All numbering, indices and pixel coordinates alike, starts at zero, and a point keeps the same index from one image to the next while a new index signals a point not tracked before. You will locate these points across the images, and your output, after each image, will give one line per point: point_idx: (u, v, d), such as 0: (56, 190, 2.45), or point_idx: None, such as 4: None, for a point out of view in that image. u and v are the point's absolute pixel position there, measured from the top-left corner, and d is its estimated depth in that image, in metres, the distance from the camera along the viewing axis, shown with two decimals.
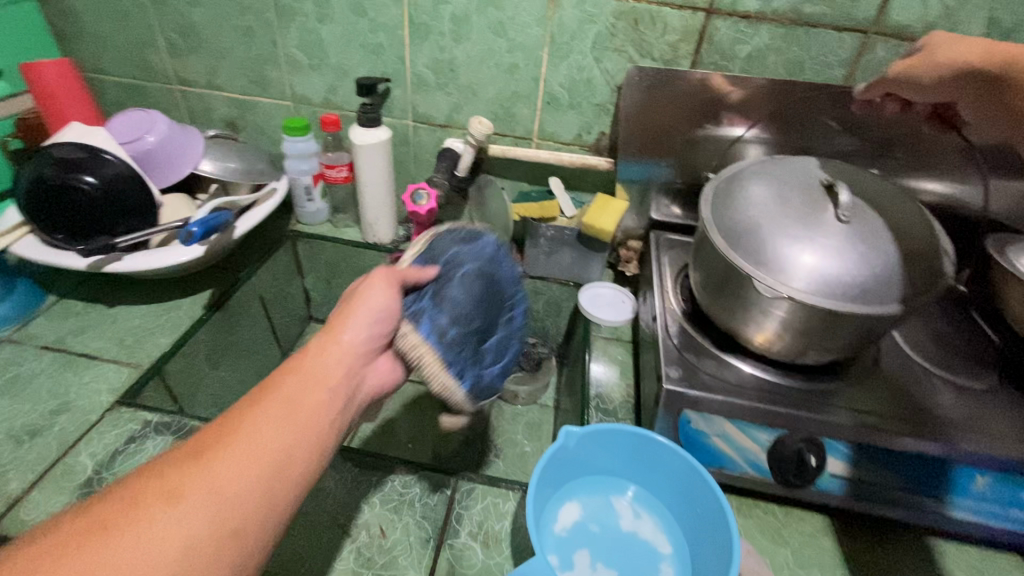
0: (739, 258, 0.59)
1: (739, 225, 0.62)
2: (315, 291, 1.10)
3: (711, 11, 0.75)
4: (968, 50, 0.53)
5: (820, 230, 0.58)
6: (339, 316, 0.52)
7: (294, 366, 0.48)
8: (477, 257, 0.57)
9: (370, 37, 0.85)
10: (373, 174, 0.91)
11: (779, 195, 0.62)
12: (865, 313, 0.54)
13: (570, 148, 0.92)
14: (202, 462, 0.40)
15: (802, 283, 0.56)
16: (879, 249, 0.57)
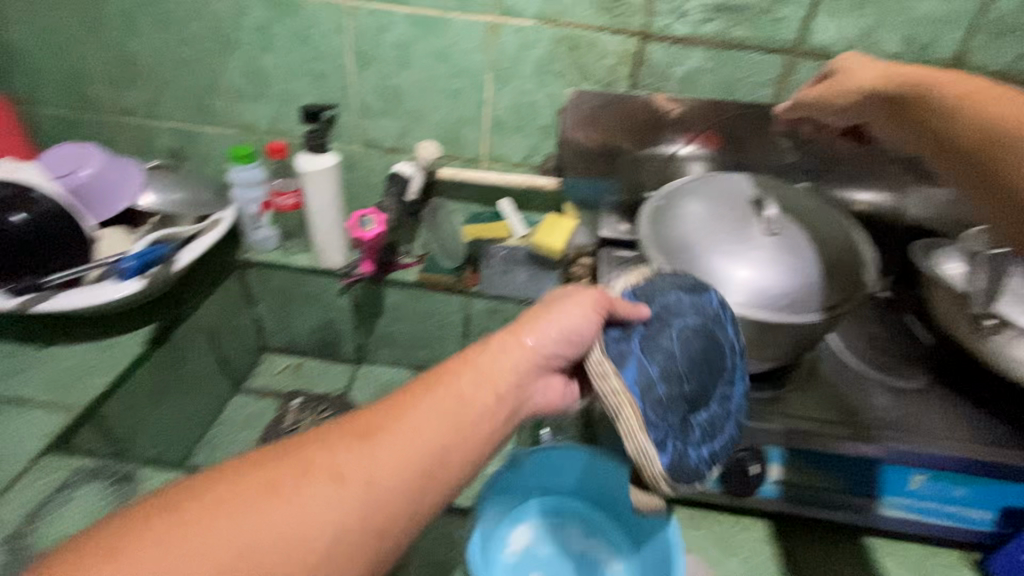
0: (675, 272, 0.60)
1: (675, 239, 0.63)
2: (267, 319, 1.08)
3: (645, 35, 0.78)
4: (875, 75, 0.56)
5: (749, 243, 0.60)
6: (529, 317, 0.51)
7: (477, 363, 0.47)
8: (698, 310, 0.51)
9: (314, 65, 0.86)
10: (322, 200, 0.90)
11: (711, 211, 0.65)
12: (793, 321, 0.57)
13: (519, 169, 0.93)
14: (374, 441, 0.40)
15: (735, 295, 0.58)
16: (805, 260, 0.59)
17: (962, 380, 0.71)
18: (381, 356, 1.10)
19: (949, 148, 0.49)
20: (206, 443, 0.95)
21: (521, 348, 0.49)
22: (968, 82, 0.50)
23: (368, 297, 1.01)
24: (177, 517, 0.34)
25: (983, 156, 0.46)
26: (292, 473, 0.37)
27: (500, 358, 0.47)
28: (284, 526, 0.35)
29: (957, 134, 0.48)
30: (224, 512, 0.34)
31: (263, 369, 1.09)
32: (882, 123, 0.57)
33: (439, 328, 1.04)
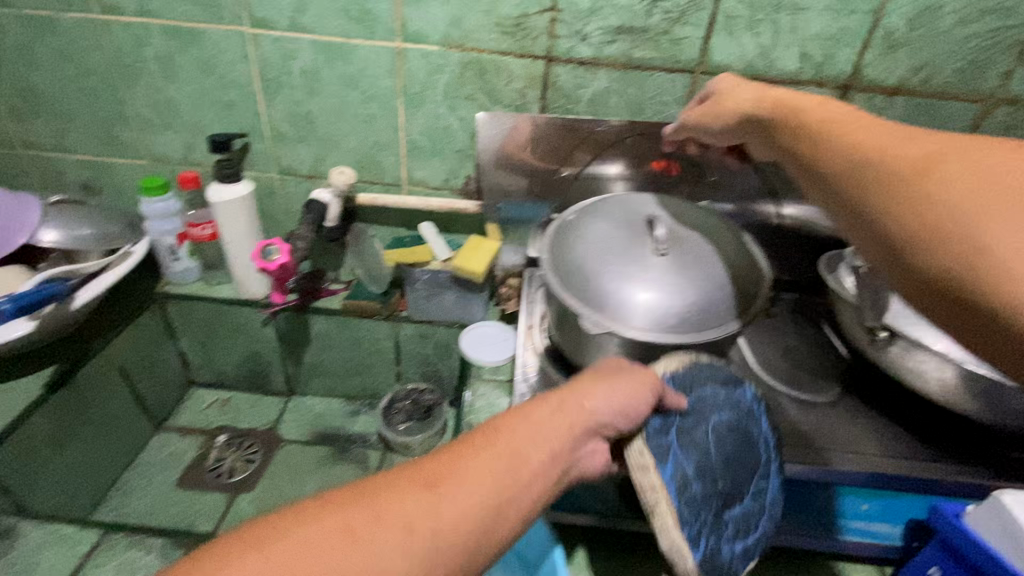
0: (567, 296, 0.60)
1: (570, 261, 0.63)
2: (192, 353, 1.05)
3: (550, 58, 0.78)
4: (749, 101, 0.62)
5: (640, 264, 0.60)
6: (585, 379, 0.48)
7: (547, 411, 0.44)
8: (731, 406, 0.55)
9: (221, 94, 0.84)
10: (236, 229, 0.89)
11: (607, 230, 0.64)
12: (677, 343, 0.57)
13: (440, 193, 0.92)
14: (436, 493, 0.37)
15: (624, 318, 0.58)
16: (694, 280, 0.59)
17: (872, 389, 0.72)
18: (313, 385, 1.08)
19: (808, 164, 0.52)
20: (124, 483, 0.93)
21: (591, 403, 0.46)
22: (825, 107, 0.54)
23: (294, 327, 0.99)
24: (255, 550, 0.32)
25: (827, 173, 0.49)
26: (366, 519, 0.35)
27: (569, 413, 0.45)
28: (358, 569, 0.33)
29: (808, 148, 0.52)
30: (299, 550, 0.32)
31: (189, 405, 1.06)
32: (760, 143, 0.61)
33: (370, 355, 1.02)
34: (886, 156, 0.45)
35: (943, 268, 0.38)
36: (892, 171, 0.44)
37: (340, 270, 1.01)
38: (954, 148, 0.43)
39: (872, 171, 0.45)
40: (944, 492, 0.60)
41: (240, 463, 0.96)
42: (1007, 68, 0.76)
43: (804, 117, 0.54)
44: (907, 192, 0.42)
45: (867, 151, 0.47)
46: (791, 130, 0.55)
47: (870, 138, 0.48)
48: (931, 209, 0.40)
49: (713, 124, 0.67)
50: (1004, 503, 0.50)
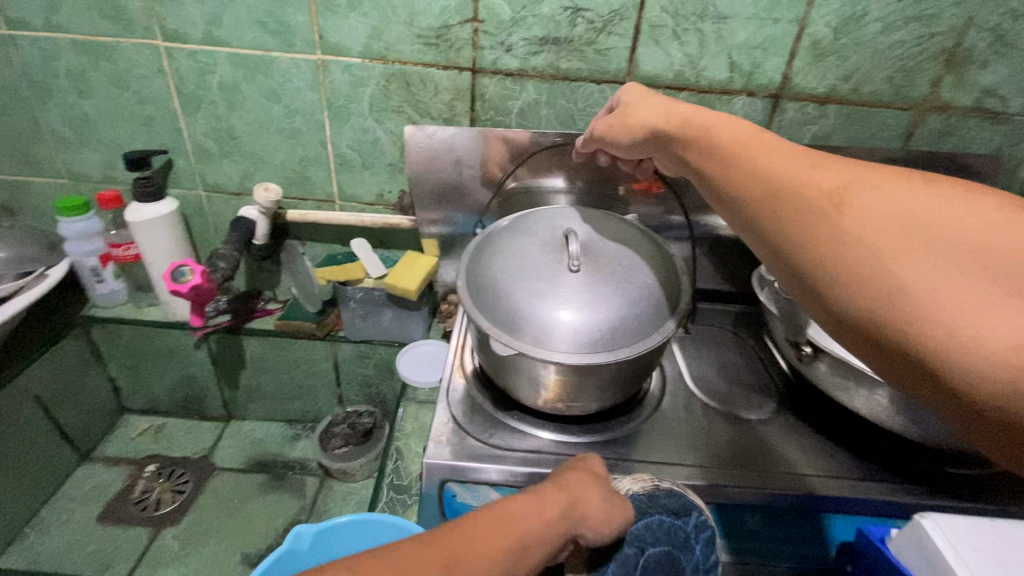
0: (477, 317, 0.58)
1: (484, 281, 0.60)
2: (122, 379, 1.00)
3: (475, 70, 0.76)
4: (657, 117, 0.57)
5: (551, 280, 0.57)
6: (578, 481, 0.47)
7: (537, 502, 0.43)
8: (669, 536, 0.51)
9: (138, 109, 0.81)
10: (159, 249, 0.86)
11: (522, 248, 0.61)
12: (588, 365, 0.54)
13: (374, 209, 0.89)
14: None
15: (533, 338, 0.55)
16: (607, 297, 0.56)
17: (808, 406, 0.69)
18: (252, 410, 1.04)
19: (715, 188, 0.48)
20: (41, 519, 0.88)
21: (582, 504, 0.45)
22: (732, 124, 0.49)
23: (226, 351, 0.95)
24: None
25: (736, 198, 0.45)
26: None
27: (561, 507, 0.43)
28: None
29: (715, 170, 0.48)
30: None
31: (121, 433, 1.02)
32: (668, 158, 0.57)
33: (309, 377, 0.98)
34: (794, 183, 0.41)
35: (866, 316, 0.35)
36: (801, 202, 0.40)
37: (277, 289, 0.97)
38: (860, 172, 0.40)
39: (780, 202, 0.41)
40: (877, 512, 0.58)
41: (169, 494, 0.93)
42: (935, 75, 0.75)
43: (711, 136, 0.50)
44: (819, 229, 0.38)
45: (774, 177, 0.43)
46: (698, 149, 0.51)
47: (777, 162, 0.43)
48: (844, 248, 0.37)
49: (619, 136, 0.62)
50: (924, 528, 0.47)
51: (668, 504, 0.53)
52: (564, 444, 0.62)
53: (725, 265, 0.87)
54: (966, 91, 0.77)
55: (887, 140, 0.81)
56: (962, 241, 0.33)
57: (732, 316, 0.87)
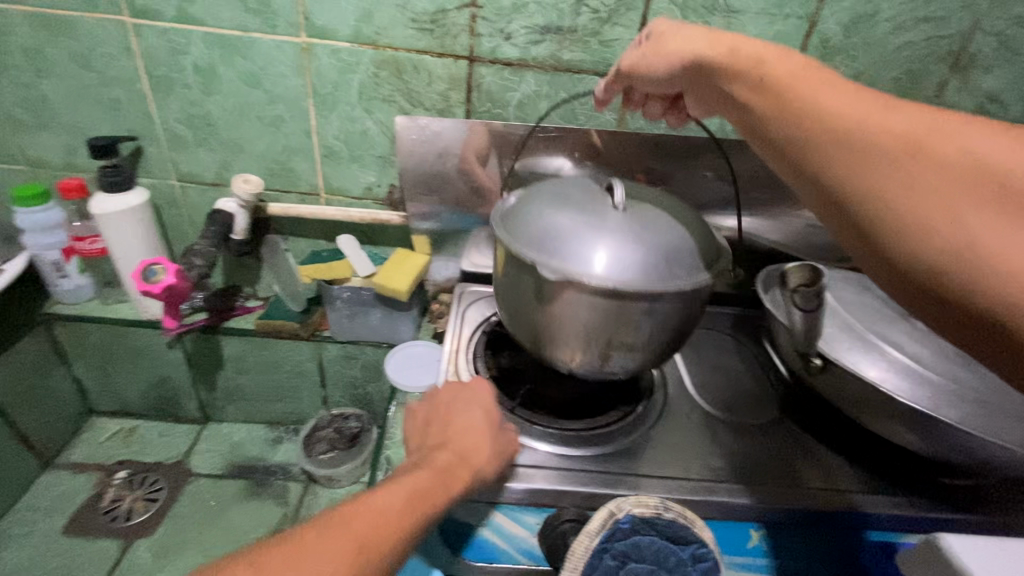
0: (519, 247, 0.54)
1: (522, 217, 0.57)
2: (90, 379, 0.94)
3: (472, 59, 0.72)
4: (699, 40, 0.51)
5: (596, 213, 0.54)
6: (466, 398, 0.59)
7: (438, 479, 0.49)
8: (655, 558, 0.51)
9: (105, 92, 0.75)
10: (129, 242, 0.80)
11: (562, 192, 0.59)
12: (648, 290, 0.51)
13: (362, 203, 0.84)
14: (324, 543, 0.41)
15: (584, 262, 0.51)
16: (657, 232, 0.54)
17: (809, 413, 0.68)
18: (231, 411, 0.99)
19: (763, 128, 0.45)
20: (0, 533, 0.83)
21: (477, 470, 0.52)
22: (787, 60, 0.45)
23: (203, 351, 0.90)
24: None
25: (792, 139, 0.41)
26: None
27: (460, 481, 0.50)
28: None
29: (767, 108, 0.44)
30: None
31: (89, 436, 0.97)
32: (707, 96, 0.53)
33: (291, 378, 0.93)
34: (861, 124, 0.38)
35: (935, 270, 0.33)
36: (872, 144, 0.37)
37: (257, 285, 0.91)
38: (937, 118, 0.37)
39: (846, 143, 0.38)
40: (877, 526, 0.57)
41: (141, 503, 0.89)
42: (941, 79, 0.74)
43: (763, 69, 0.45)
44: (892, 175, 0.35)
45: (838, 116, 0.39)
46: (749, 84, 0.46)
47: (841, 101, 0.40)
48: (920, 196, 0.34)
49: (651, 70, 0.55)
50: None
51: (667, 530, 0.53)
52: (566, 457, 0.60)
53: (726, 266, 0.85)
54: (971, 95, 0.75)
55: None
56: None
57: (732, 318, 0.85)
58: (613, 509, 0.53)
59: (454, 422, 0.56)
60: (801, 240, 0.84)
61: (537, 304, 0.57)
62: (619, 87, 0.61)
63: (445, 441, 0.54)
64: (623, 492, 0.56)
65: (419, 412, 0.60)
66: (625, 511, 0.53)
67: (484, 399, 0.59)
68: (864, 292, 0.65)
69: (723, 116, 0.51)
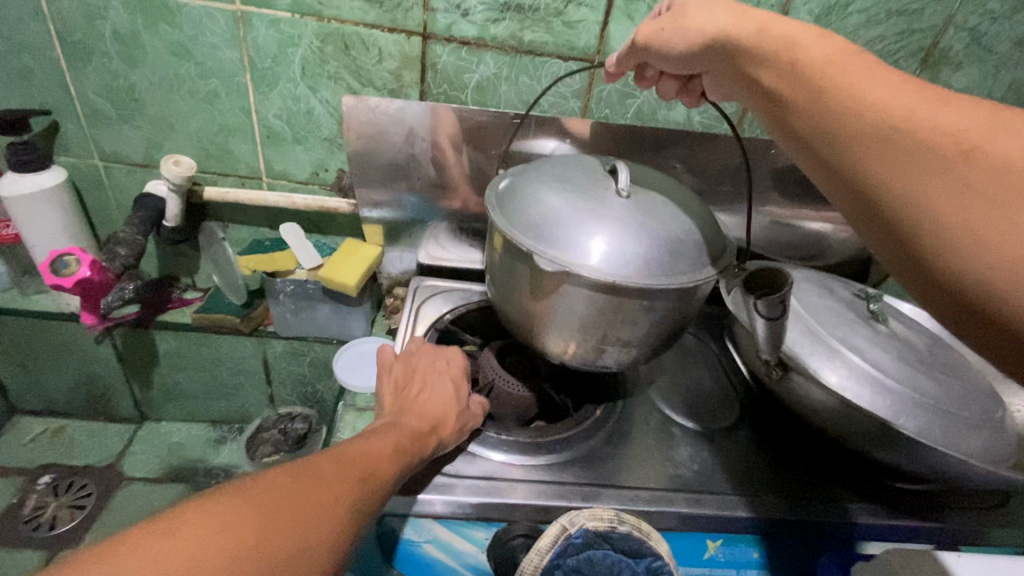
0: (515, 234, 0.50)
1: (520, 202, 0.53)
2: (8, 377, 0.86)
3: (426, 36, 0.66)
4: (718, 15, 0.46)
5: (598, 201, 0.51)
6: (436, 369, 0.60)
7: (413, 439, 0.50)
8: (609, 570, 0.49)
9: (10, 58, 0.66)
10: (45, 227, 0.72)
11: (563, 174, 0.55)
12: (648, 286, 0.47)
13: (309, 189, 0.79)
14: (321, 470, 0.39)
15: (585, 255, 0.48)
16: (660, 222, 0.51)
17: (765, 416, 0.67)
18: (169, 410, 0.93)
19: (791, 120, 0.40)
20: None
21: (441, 439, 0.53)
22: (822, 41, 0.39)
23: (135, 347, 0.83)
24: (183, 528, 0.31)
25: (825, 134, 0.37)
26: (294, 500, 0.35)
27: (429, 445, 0.51)
28: (291, 550, 0.33)
29: (797, 97, 0.39)
30: (221, 531, 0.31)
31: (9, 438, 0.89)
32: (727, 80, 0.47)
33: (234, 375, 0.88)
34: (910, 120, 0.33)
35: (988, 290, 0.29)
36: (919, 145, 0.32)
37: (195, 276, 0.85)
38: (999, 116, 0.31)
39: (890, 141, 0.33)
40: (840, 535, 0.56)
41: (67, 511, 0.83)
42: (911, 74, 0.72)
43: (795, 53, 0.40)
44: (939, 181, 0.30)
45: (882, 110, 0.34)
46: (777, 70, 0.41)
47: (882, 90, 0.35)
48: (973, 206, 0.29)
49: (668, 47, 0.50)
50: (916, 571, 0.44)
51: (623, 544, 0.51)
52: (518, 467, 0.57)
53: None
54: None
55: None
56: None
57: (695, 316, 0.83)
58: (564, 524, 0.49)
59: (424, 389, 0.57)
60: (764, 239, 0.83)
61: (530, 295, 0.53)
62: (633, 59, 0.57)
63: (414, 407, 0.55)
64: (578, 504, 0.53)
65: (391, 372, 0.61)
66: (577, 525, 0.50)
67: (454, 369, 0.61)
68: (828, 296, 0.63)
69: (746, 102, 0.46)
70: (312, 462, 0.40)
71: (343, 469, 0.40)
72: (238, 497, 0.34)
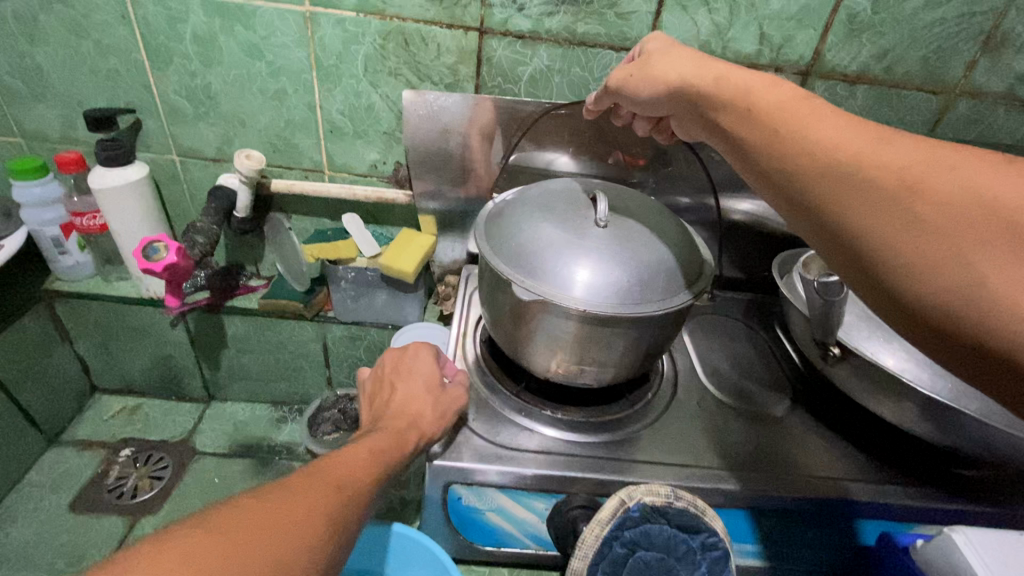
0: (496, 262, 0.54)
1: (505, 231, 0.57)
2: (92, 357, 0.93)
3: (483, 30, 0.69)
4: (682, 69, 0.50)
5: (576, 231, 0.54)
6: (403, 368, 0.59)
7: (393, 437, 0.50)
8: (665, 546, 0.51)
9: (100, 61, 0.72)
10: (127, 218, 0.78)
11: (545, 203, 0.58)
12: (615, 313, 0.50)
13: (366, 181, 0.83)
14: (294, 490, 0.39)
15: (560, 283, 0.51)
16: (634, 253, 0.53)
17: (819, 403, 0.68)
18: (234, 390, 0.99)
19: (751, 159, 0.42)
20: (6, 508, 0.82)
21: (425, 431, 0.53)
22: (775, 90, 0.42)
23: (206, 331, 0.89)
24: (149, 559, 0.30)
25: (783, 173, 0.39)
26: (270, 512, 0.36)
27: (412, 439, 0.51)
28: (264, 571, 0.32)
29: (756, 140, 0.41)
30: (186, 556, 0.30)
31: (92, 414, 0.96)
32: (691, 124, 0.51)
33: (295, 358, 0.92)
34: (855, 158, 0.35)
35: (950, 315, 0.30)
36: (867, 181, 0.34)
37: (260, 264, 0.91)
38: (937, 149, 0.33)
39: (840, 180, 0.35)
40: (896, 519, 0.57)
41: (146, 481, 0.87)
42: (970, 58, 0.71)
43: (752, 101, 0.42)
44: (886, 216, 0.33)
45: (831, 150, 0.36)
46: (737, 115, 0.43)
47: (831, 130, 0.37)
48: (923, 240, 0.31)
49: (639, 94, 0.54)
50: (957, 546, 0.46)
51: (679, 519, 0.52)
52: (572, 444, 0.59)
53: (738, 250, 0.85)
54: (1000, 76, 0.72)
55: (915, 125, 0.77)
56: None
57: (741, 304, 0.84)
58: (623, 498, 0.51)
59: (397, 391, 0.57)
60: None
61: (513, 314, 0.56)
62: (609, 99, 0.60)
63: (390, 411, 0.55)
64: (633, 479, 0.55)
65: (367, 388, 0.62)
66: (635, 499, 0.52)
67: (427, 362, 0.60)
68: None
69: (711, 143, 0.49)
70: (284, 482, 0.39)
71: (317, 485, 0.40)
72: (209, 525, 0.33)
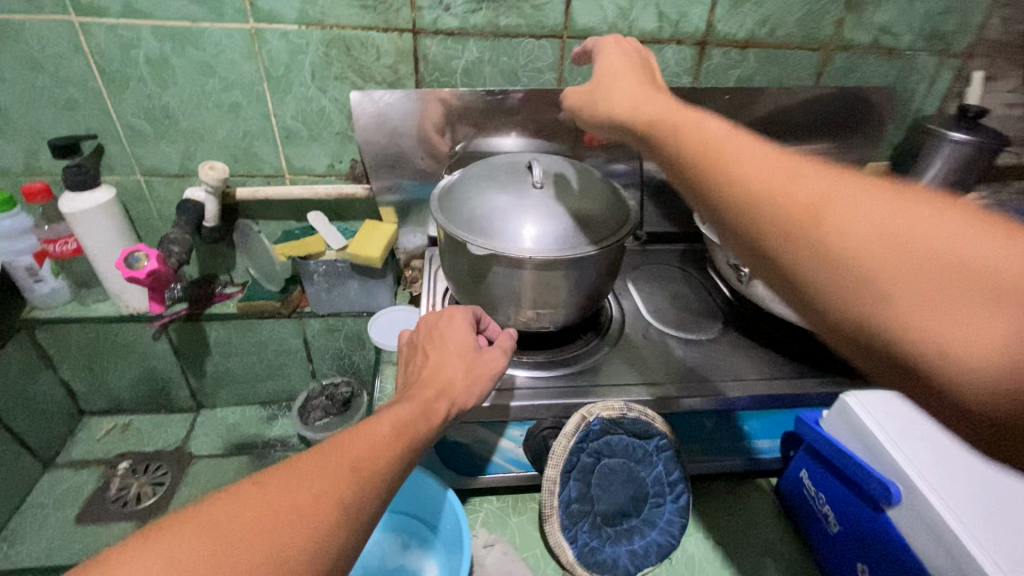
0: (451, 227, 0.62)
1: (457, 201, 0.65)
2: (77, 381, 0.96)
3: (416, 31, 0.77)
4: (622, 101, 0.49)
5: (517, 193, 0.62)
6: (436, 334, 0.57)
7: (422, 409, 0.48)
8: (625, 451, 0.61)
9: (57, 92, 0.76)
10: (101, 239, 0.82)
11: (490, 175, 0.67)
12: (557, 257, 0.58)
13: (326, 180, 0.89)
14: (301, 472, 0.37)
15: (508, 238, 0.59)
16: (568, 207, 0.62)
17: (747, 322, 0.79)
18: (223, 396, 1.04)
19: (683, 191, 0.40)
20: (11, 531, 0.84)
21: (454, 400, 0.51)
22: (697, 123, 0.40)
23: (189, 340, 0.93)
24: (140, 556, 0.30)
25: (708, 205, 0.37)
26: (277, 500, 0.35)
27: (441, 410, 0.49)
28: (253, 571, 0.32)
29: (682, 173, 0.39)
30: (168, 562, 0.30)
31: (84, 435, 0.99)
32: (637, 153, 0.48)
33: (278, 357, 0.98)
34: (766, 188, 0.33)
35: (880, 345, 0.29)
36: (775, 212, 0.32)
37: (232, 272, 0.96)
38: (845, 177, 0.32)
39: (753, 214, 0.33)
40: (817, 405, 0.68)
41: (148, 487, 0.92)
42: (837, 17, 0.83)
43: (678, 137, 0.41)
44: (797, 247, 0.31)
45: (743, 180, 0.34)
46: (666, 149, 0.42)
47: (744, 160, 0.35)
48: (836, 269, 0.29)
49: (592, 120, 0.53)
50: (846, 402, 0.58)
51: (633, 428, 0.61)
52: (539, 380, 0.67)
53: (668, 207, 0.95)
54: (864, 29, 0.85)
55: (802, 80, 0.89)
56: (993, 274, 0.25)
57: (678, 253, 0.95)
58: (584, 414, 0.59)
59: (429, 358, 0.55)
60: None
61: (472, 272, 0.64)
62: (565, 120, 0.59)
63: (422, 377, 0.53)
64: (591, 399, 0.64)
65: (404, 349, 0.60)
66: (595, 414, 0.60)
67: (462, 329, 0.58)
68: None
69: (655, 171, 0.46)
70: (300, 458, 0.38)
71: (329, 465, 0.38)
72: (202, 522, 0.33)
